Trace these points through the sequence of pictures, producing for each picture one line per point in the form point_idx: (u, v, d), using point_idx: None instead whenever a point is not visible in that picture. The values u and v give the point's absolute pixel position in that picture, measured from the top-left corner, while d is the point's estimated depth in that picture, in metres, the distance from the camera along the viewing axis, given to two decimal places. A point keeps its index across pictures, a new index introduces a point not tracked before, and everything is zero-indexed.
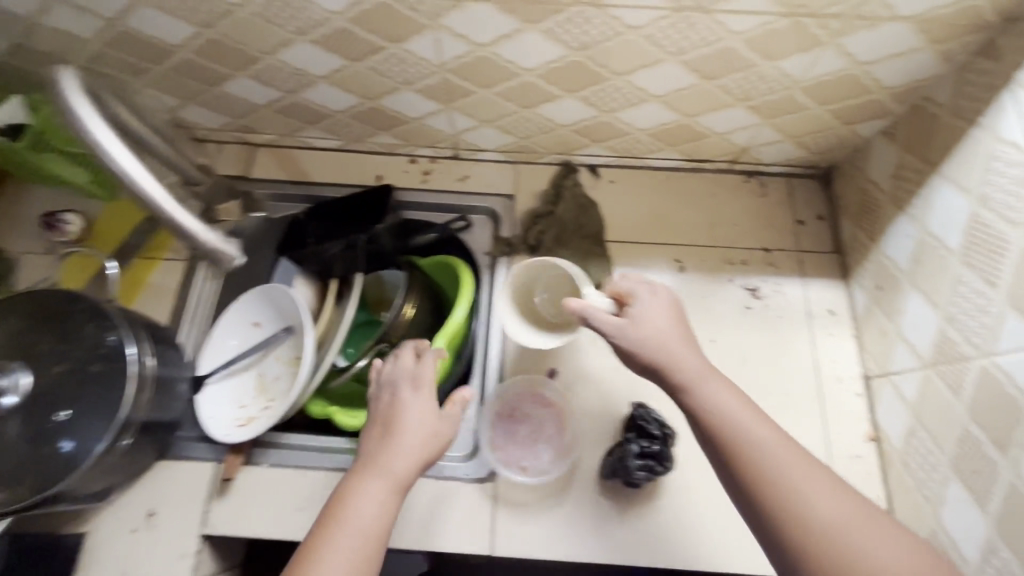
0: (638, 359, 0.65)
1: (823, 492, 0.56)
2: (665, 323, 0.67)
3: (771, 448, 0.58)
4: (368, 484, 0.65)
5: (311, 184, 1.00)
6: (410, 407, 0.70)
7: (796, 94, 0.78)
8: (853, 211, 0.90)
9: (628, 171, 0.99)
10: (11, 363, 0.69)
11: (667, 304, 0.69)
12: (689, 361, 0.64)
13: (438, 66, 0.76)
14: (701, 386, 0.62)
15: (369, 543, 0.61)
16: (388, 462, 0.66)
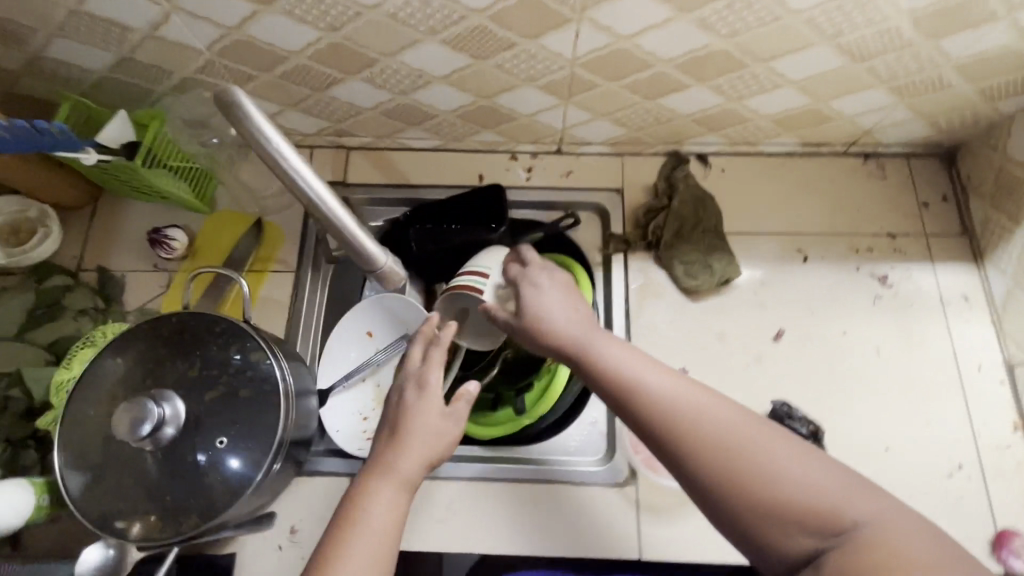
0: (539, 334, 0.66)
1: (711, 426, 0.53)
2: (555, 302, 0.67)
3: (667, 397, 0.56)
4: (380, 485, 0.62)
5: (410, 186, 0.97)
6: (417, 412, 0.66)
7: (947, 72, 0.74)
8: (987, 191, 0.86)
9: (740, 159, 0.95)
10: (163, 391, 0.68)
11: (557, 284, 0.70)
12: (568, 329, 0.64)
13: (569, 61, 0.73)
14: (591, 346, 0.62)
15: (383, 545, 0.58)
16: (397, 463, 0.63)
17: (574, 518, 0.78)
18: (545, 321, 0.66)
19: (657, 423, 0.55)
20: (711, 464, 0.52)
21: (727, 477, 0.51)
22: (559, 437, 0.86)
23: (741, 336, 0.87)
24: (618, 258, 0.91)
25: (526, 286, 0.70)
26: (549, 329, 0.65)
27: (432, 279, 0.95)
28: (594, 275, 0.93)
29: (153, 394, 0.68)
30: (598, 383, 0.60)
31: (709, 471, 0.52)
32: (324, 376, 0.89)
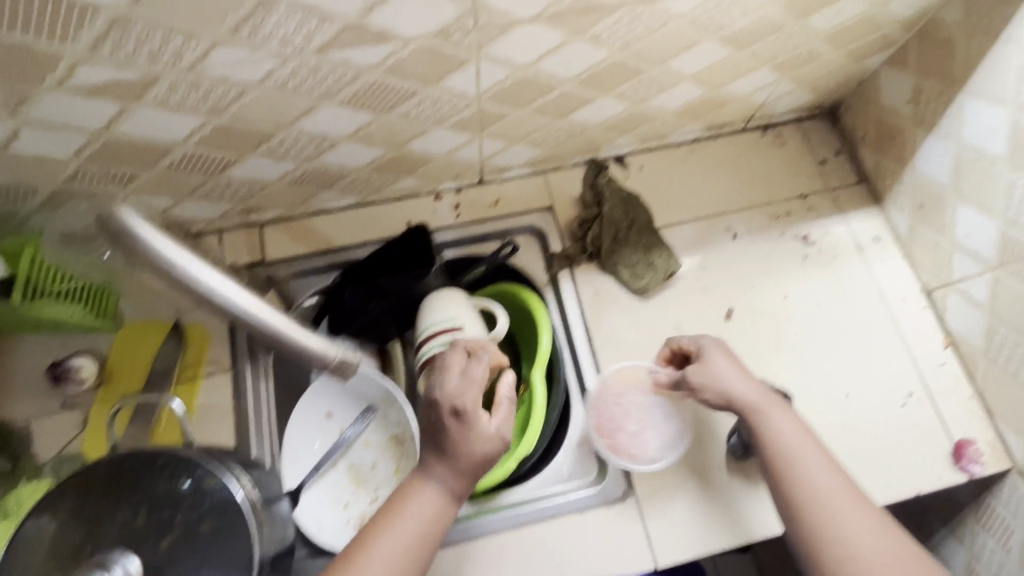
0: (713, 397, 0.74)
1: (845, 511, 0.62)
2: (729, 370, 0.75)
3: (829, 485, 0.64)
4: (430, 487, 0.63)
5: (338, 250, 0.92)
6: (465, 426, 0.64)
7: (818, 44, 0.80)
8: (872, 140, 0.95)
9: (654, 154, 0.98)
10: (110, 553, 0.60)
11: (733, 362, 0.76)
12: (748, 399, 0.72)
13: (475, 97, 0.71)
14: (769, 418, 0.71)
15: (416, 552, 0.60)
16: (441, 470, 0.63)
17: (586, 544, 0.77)
18: (735, 395, 0.73)
19: (810, 505, 0.64)
20: (845, 547, 0.61)
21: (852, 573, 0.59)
22: (551, 468, 0.84)
23: (697, 322, 0.89)
24: (564, 275, 0.91)
25: (723, 354, 0.77)
26: (732, 398, 0.73)
27: (382, 340, 0.90)
28: (545, 295, 0.93)
29: (100, 559, 0.59)
30: (772, 450, 0.68)
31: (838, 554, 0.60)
32: (291, 474, 0.81)
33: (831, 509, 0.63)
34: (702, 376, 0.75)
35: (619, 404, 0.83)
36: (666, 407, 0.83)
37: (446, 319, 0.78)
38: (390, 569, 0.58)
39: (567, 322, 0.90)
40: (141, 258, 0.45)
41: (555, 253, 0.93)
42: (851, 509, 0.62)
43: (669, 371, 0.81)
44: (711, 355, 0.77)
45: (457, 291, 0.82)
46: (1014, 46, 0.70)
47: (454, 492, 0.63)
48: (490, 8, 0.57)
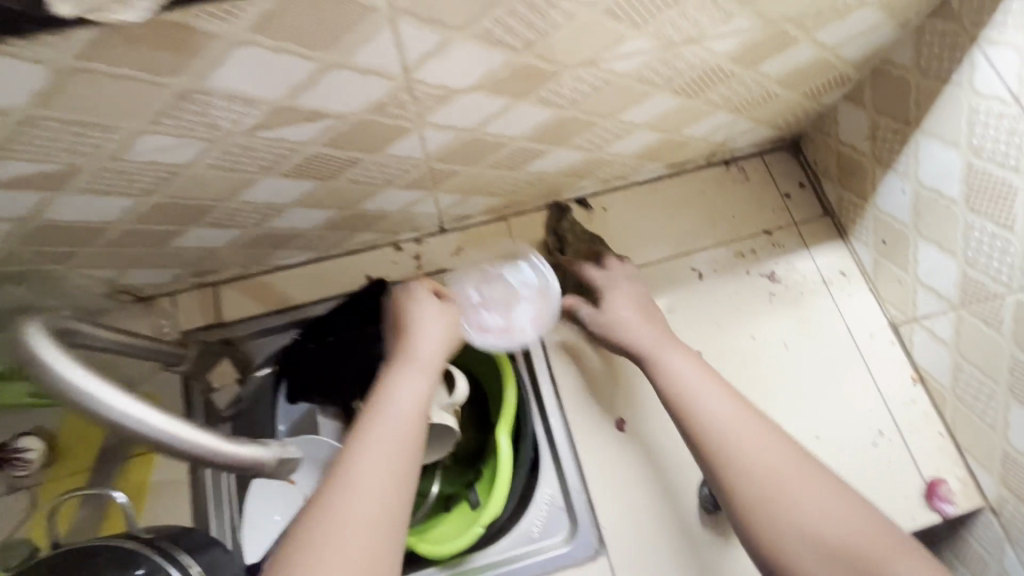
0: (618, 333, 0.79)
1: (749, 437, 0.64)
2: (628, 310, 0.81)
3: (722, 407, 0.67)
4: (402, 374, 0.65)
5: (297, 308, 0.90)
6: (421, 311, 0.73)
7: (772, 87, 0.79)
8: (834, 174, 0.94)
9: (618, 194, 0.97)
10: None
11: (635, 301, 0.82)
12: (643, 341, 0.77)
13: (422, 160, 0.70)
14: (665, 359, 0.74)
15: (409, 424, 0.60)
16: (412, 354, 0.68)
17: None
18: (634, 329, 0.78)
19: (715, 431, 0.66)
20: (751, 468, 0.63)
21: (761, 481, 0.62)
22: (521, 526, 0.82)
23: None
24: None
25: (626, 292, 0.83)
26: (631, 335, 0.78)
27: (346, 399, 0.88)
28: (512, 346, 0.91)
29: None
30: (667, 382, 0.72)
31: (744, 469, 0.63)
32: (253, 549, 0.79)
33: (726, 426, 0.66)
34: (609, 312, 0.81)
35: (476, 297, 0.85)
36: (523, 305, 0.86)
37: None
38: (388, 448, 0.57)
39: (535, 373, 0.88)
40: (52, 383, 0.44)
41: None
42: (747, 425, 0.66)
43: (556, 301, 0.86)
44: (615, 291, 0.83)
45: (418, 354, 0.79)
46: (964, 90, 0.69)
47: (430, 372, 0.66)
48: (424, 83, 0.55)
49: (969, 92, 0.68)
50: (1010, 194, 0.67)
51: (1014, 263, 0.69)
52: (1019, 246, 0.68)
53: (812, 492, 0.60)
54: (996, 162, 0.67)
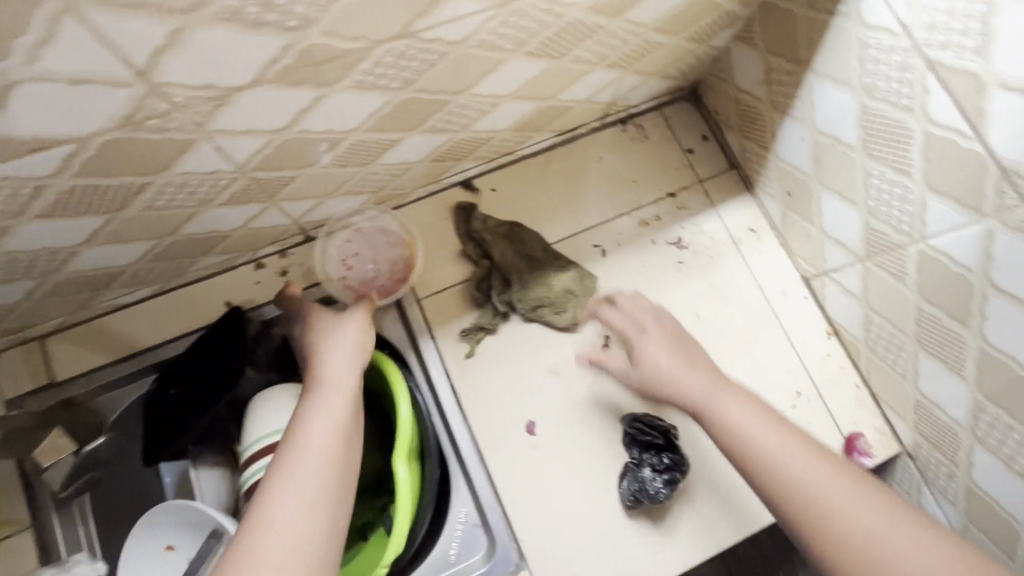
0: (664, 379, 0.69)
1: (824, 485, 0.58)
2: (667, 359, 0.70)
3: (762, 433, 0.61)
4: (319, 404, 0.60)
5: (146, 351, 0.76)
6: (327, 328, 0.68)
7: (650, 36, 0.68)
8: (735, 123, 0.87)
9: (507, 171, 0.87)
10: None
11: (670, 338, 0.73)
12: (693, 390, 0.67)
13: (235, 171, 0.57)
14: (714, 407, 0.65)
15: (331, 453, 0.57)
16: (324, 380, 0.63)
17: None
18: (679, 373, 0.69)
19: (786, 486, 0.58)
20: (829, 522, 0.56)
21: (823, 520, 0.56)
22: (436, 552, 0.75)
23: (572, 359, 0.81)
24: (423, 331, 0.80)
25: (659, 326, 0.73)
26: (677, 381, 0.68)
27: (223, 444, 0.78)
28: (407, 358, 0.81)
29: None
30: (719, 433, 0.64)
31: (798, 504, 0.57)
32: None
33: (775, 457, 0.60)
34: (653, 360, 0.70)
35: (347, 272, 0.78)
36: (383, 248, 0.79)
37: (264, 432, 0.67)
38: (301, 492, 0.53)
39: (434, 383, 0.80)
40: None
41: (469, 325, 0.80)
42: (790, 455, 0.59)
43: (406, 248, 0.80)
44: (650, 331, 0.73)
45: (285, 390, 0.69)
46: (852, 22, 0.61)
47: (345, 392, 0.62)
48: (177, 86, 0.42)
49: (857, 24, 0.60)
50: (905, 138, 0.60)
51: (913, 212, 0.63)
52: (917, 193, 0.62)
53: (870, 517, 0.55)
54: (890, 102, 0.60)
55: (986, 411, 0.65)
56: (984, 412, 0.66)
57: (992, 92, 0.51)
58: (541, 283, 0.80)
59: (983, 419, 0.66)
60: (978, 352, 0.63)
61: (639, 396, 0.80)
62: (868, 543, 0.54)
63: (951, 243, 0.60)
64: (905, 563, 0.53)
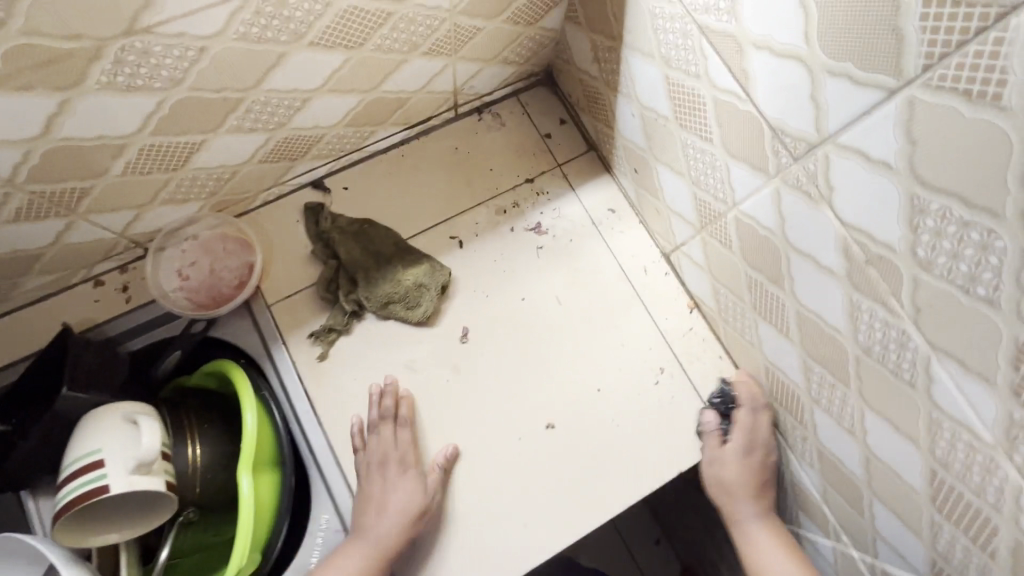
0: (723, 490, 0.76)
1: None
2: (740, 472, 0.75)
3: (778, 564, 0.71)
4: (354, 552, 0.68)
5: None
6: (396, 481, 0.71)
7: (459, 20, 0.68)
8: (585, 105, 0.86)
9: (358, 168, 0.85)
10: None
11: (758, 468, 0.76)
12: (742, 512, 0.75)
13: (4, 183, 0.55)
14: (748, 528, 0.75)
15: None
16: (371, 528, 0.69)
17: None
18: (736, 488, 0.75)
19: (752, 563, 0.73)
20: None
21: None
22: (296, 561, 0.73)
23: (429, 354, 0.79)
24: (274, 336, 0.79)
25: (769, 456, 0.76)
26: (732, 498, 0.75)
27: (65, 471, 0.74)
28: (262, 366, 0.79)
29: None
30: (741, 542, 0.75)
31: None
32: None
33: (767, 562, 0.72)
34: (733, 470, 0.75)
35: (184, 283, 0.78)
36: (230, 255, 0.79)
37: (81, 452, 0.62)
38: None
39: (288, 389, 0.78)
40: None
41: (319, 327, 0.79)
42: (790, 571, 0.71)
43: (255, 252, 0.79)
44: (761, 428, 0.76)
45: (110, 409, 0.65)
46: None
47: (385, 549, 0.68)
48: None
49: None
50: (701, 106, 0.60)
51: (723, 178, 0.63)
52: (721, 159, 0.62)
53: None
54: (683, 71, 0.60)
55: (813, 372, 0.66)
56: (813, 373, 0.66)
57: (749, 52, 0.51)
58: (390, 282, 0.79)
59: (814, 380, 0.66)
60: (795, 313, 0.63)
61: (499, 385, 0.79)
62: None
63: (755, 206, 0.60)
64: None
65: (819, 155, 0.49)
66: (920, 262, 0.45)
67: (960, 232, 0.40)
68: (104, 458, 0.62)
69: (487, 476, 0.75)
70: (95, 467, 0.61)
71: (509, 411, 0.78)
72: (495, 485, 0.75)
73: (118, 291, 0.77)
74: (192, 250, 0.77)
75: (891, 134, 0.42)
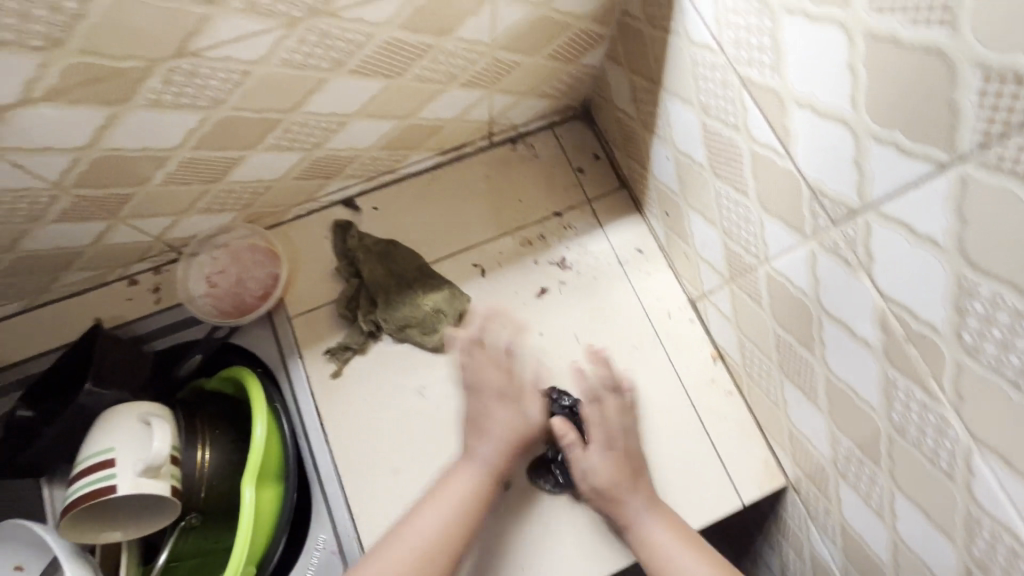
0: (610, 495, 0.69)
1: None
2: (610, 470, 0.70)
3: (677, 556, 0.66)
4: (466, 468, 0.70)
5: (15, 365, 0.77)
6: (494, 408, 0.73)
7: (500, 55, 0.68)
8: (620, 142, 0.85)
9: (390, 190, 0.86)
10: None
11: (626, 456, 0.72)
12: (631, 508, 0.69)
13: (52, 187, 0.57)
14: (644, 529, 0.68)
15: (451, 525, 0.66)
16: (481, 448, 0.71)
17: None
18: (619, 484, 0.70)
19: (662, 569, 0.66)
20: None
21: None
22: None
23: (441, 381, 0.79)
24: (292, 350, 0.79)
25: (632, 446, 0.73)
26: (619, 498, 0.69)
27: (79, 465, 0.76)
28: (278, 377, 0.81)
29: None
30: (639, 546, 0.68)
31: None
32: None
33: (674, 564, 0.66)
34: (603, 469, 0.70)
35: (211, 288, 0.80)
36: (257, 265, 0.80)
37: (92, 449, 0.64)
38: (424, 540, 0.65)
39: (300, 404, 0.78)
40: None
41: (335, 345, 0.79)
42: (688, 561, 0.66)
43: (280, 264, 0.80)
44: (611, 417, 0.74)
45: (127, 409, 0.66)
46: (682, 40, 0.60)
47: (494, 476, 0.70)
48: None
49: (686, 42, 0.59)
50: (738, 157, 0.58)
51: (756, 232, 0.61)
52: (756, 213, 0.60)
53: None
54: (721, 121, 0.58)
55: (841, 444, 0.61)
56: (841, 445, 0.62)
57: (790, 109, 0.49)
58: (408, 302, 0.79)
59: (841, 452, 0.62)
60: (825, 380, 0.60)
61: None
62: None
63: (788, 265, 0.58)
64: None
65: (860, 222, 0.46)
66: (966, 347, 0.41)
67: (1013, 322, 0.37)
68: (113, 457, 0.63)
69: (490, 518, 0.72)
70: (103, 463, 0.62)
71: None
72: (496, 528, 0.72)
73: (149, 291, 0.79)
74: (221, 258, 0.79)
75: (941, 211, 0.39)
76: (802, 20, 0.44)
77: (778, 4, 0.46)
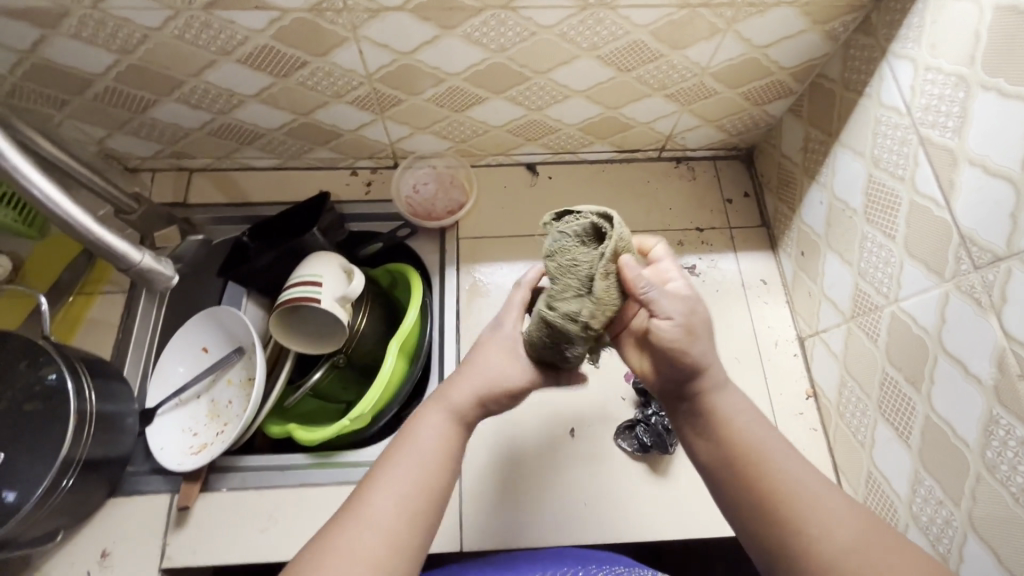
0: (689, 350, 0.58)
1: (770, 446, 0.60)
2: (692, 318, 0.58)
3: (756, 436, 0.60)
4: (434, 413, 0.62)
5: (253, 205, 0.98)
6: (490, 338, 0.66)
7: (707, 80, 0.83)
8: (774, 186, 0.97)
9: (566, 167, 1.03)
10: (45, 373, 0.73)
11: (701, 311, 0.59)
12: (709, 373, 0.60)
13: (365, 77, 0.79)
14: (719, 401, 0.61)
15: (424, 492, 0.57)
16: (449, 389, 0.63)
17: None
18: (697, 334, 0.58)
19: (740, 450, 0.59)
20: (799, 523, 0.55)
21: (787, 511, 0.55)
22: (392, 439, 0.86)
23: None
24: (451, 263, 0.96)
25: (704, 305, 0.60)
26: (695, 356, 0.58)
27: (271, 293, 0.96)
28: (432, 281, 0.97)
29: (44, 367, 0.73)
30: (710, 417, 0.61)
31: (782, 510, 0.56)
32: (153, 393, 0.88)
33: (756, 439, 0.60)
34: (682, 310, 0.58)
35: (412, 195, 0.99)
36: (449, 191, 1.00)
37: (305, 269, 0.83)
38: (390, 512, 0.54)
39: (445, 308, 0.94)
40: None
41: (485, 271, 0.95)
42: (775, 442, 0.60)
43: (467, 197, 0.99)
44: (673, 293, 0.59)
45: (336, 254, 0.85)
46: (872, 102, 0.72)
47: (463, 421, 0.62)
48: None
49: (876, 104, 0.71)
50: (895, 205, 0.68)
51: (893, 273, 0.69)
52: (898, 256, 0.68)
53: (842, 526, 0.54)
54: (890, 173, 0.69)
55: (922, 484, 0.66)
56: (922, 486, 0.66)
57: (962, 166, 0.59)
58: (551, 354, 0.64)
59: (919, 494, 0.66)
60: (923, 417, 0.65)
61: (611, 379, 0.88)
62: (834, 553, 0.52)
63: (917, 305, 0.65)
64: (822, 519, 0.54)
65: (1002, 267, 0.55)
66: None
67: None
68: (321, 279, 0.81)
69: (573, 451, 0.83)
70: (309, 280, 0.81)
71: (608, 402, 0.86)
72: (575, 458, 0.83)
73: (364, 182, 1.00)
74: (425, 175, 0.99)
75: None
76: (994, 94, 0.55)
77: (976, 80, 0.57)
